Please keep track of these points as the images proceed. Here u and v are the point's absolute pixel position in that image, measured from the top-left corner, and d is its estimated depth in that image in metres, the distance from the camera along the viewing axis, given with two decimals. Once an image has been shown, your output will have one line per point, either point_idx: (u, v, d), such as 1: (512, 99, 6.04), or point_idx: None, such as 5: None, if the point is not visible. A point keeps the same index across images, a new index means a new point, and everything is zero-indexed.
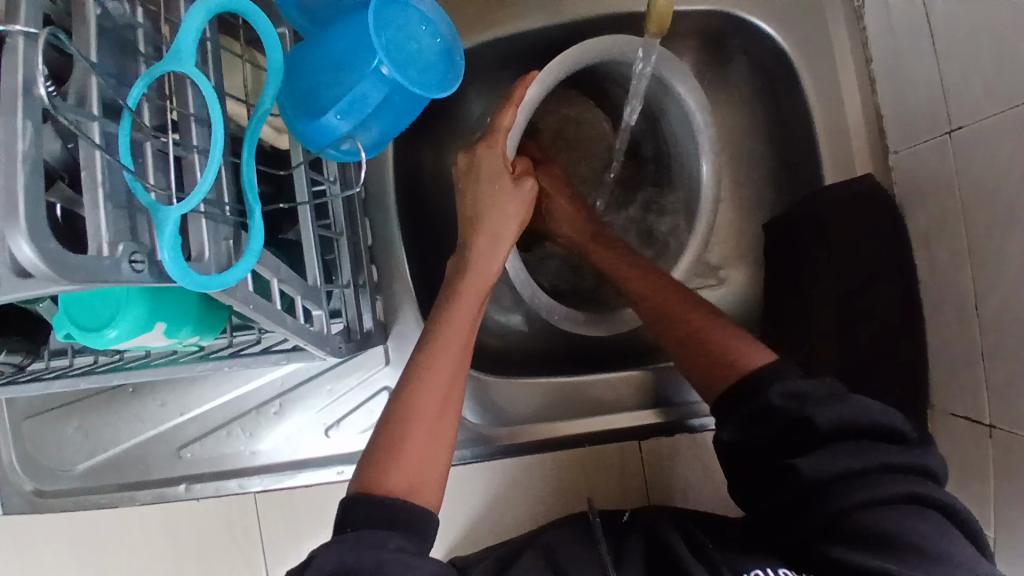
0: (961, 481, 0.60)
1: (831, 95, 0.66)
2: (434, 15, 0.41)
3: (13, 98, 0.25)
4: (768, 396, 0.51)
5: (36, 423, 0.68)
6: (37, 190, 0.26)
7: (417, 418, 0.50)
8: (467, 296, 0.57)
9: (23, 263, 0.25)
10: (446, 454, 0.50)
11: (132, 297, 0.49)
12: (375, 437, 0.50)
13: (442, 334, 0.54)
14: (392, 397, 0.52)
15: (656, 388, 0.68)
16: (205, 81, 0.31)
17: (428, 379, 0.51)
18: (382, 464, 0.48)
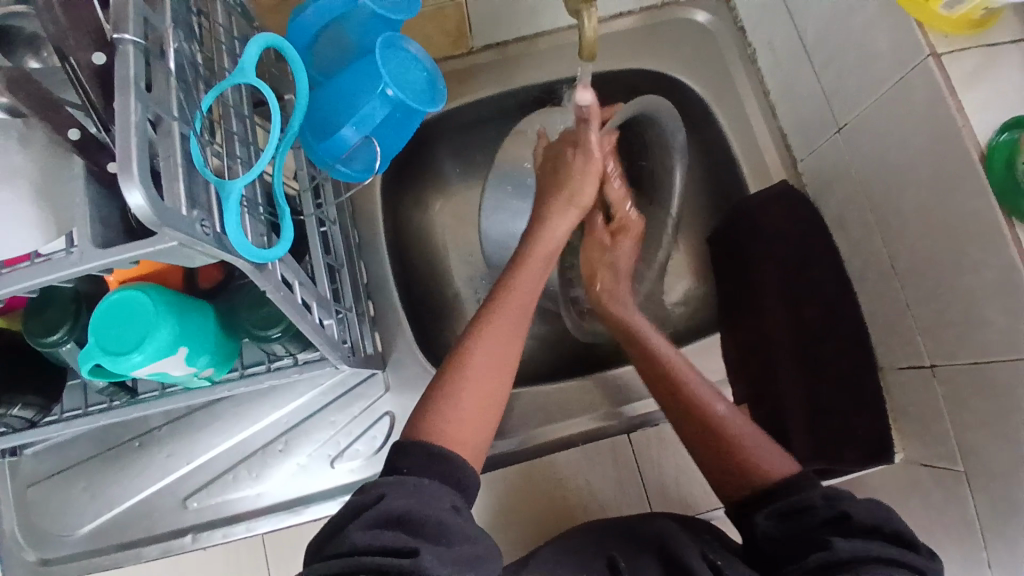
0: (921, 432, 0.64)
1: (740, 121, 0.80)
2: (420, 54, 0.50)
3: (126, 87, 0.33)
4: (811, 495, 0.51)
5: (38, 489, 0.70)
6: (143, 153, 0.33)
7: (469, 382, 0.53)
8: (532, 262, 0.63)
9: (134, 209, 0.32)
10: (490, 425, 0.53)
11: (161, 323, 0.52)
12: (428, 397, 0.54)
13: (506, 314, 0.58)
14: (448, 357, 0.56)
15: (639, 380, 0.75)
16: (267, 86, 0.38)
17: (487, 336, 0.56)
18: (431, 415, 0.51)
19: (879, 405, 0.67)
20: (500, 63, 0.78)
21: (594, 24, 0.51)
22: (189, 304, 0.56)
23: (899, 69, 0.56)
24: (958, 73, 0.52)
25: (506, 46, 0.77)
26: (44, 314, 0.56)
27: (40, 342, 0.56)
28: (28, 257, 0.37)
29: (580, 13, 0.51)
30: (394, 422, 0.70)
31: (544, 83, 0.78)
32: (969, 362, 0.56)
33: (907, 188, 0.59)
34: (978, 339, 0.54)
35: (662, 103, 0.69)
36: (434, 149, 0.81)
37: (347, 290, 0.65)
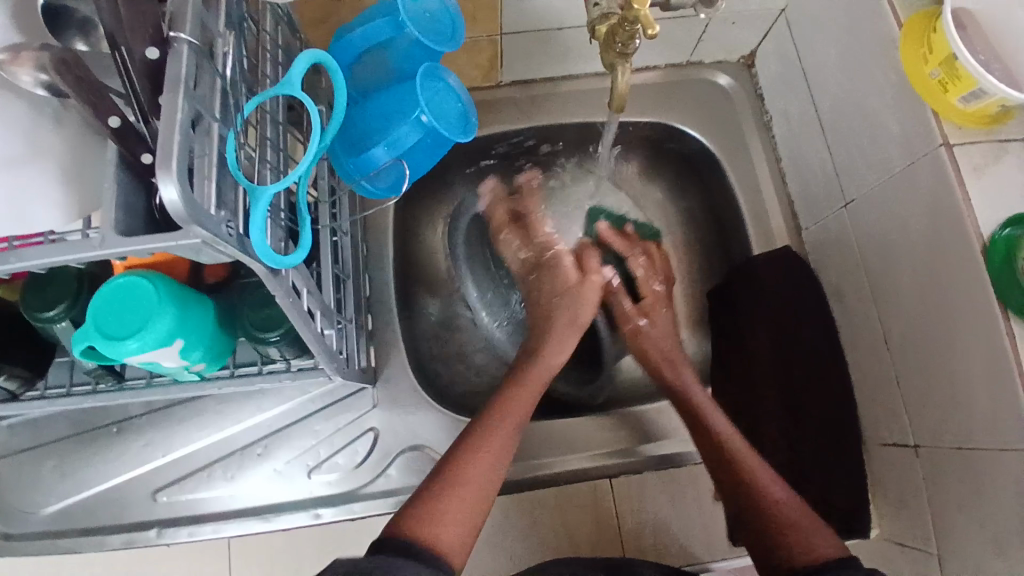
0: (900, 509, 0.64)
1: (751, 184, 0.80)
2: (459, 87, 0.51)
3: (176, 84, 0.34)
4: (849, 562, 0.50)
5: (7, 462, 0.69)
6: (183, 151, 0.33)
7: (465, 484, 0.54)
8: (533, 385, 0.64)
9: (166, 203, 0.32)
10: (479, 528, 0.54)
11: (161, 313, 0.52)
12: (416, 496, 0.54)
13: (502, 421, 0.59)
14: (443, 459, 0.57)
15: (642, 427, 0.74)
16: (315, 106, 0.39)
17: (483, 446, 0.57)
18: (424, 513, 0.52)
19: (862, 481, 0.67)
20: (524, 101, 0.79)
21: (626, 78, 0.54)
22: (191, 298, 0.56)
23: (912, 154, 0.58)
24: (967, 164, 0.54)
25: (533, 85, 0.79)
26: (45, 291, 0.56)
27: (37, 318, 0.56)
28: (40, 235, 0.37)
29: (613, 68, 0.53)
30: (377, 438, 0.69)
31: (565, 124, 0.79)
32: (954, 446, 0.56)
33: (909, 269, 0.60)
34: (964, 424, 0.55)
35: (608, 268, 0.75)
36: (449, 173, 0.82)
37: (349, 300, 0.65)
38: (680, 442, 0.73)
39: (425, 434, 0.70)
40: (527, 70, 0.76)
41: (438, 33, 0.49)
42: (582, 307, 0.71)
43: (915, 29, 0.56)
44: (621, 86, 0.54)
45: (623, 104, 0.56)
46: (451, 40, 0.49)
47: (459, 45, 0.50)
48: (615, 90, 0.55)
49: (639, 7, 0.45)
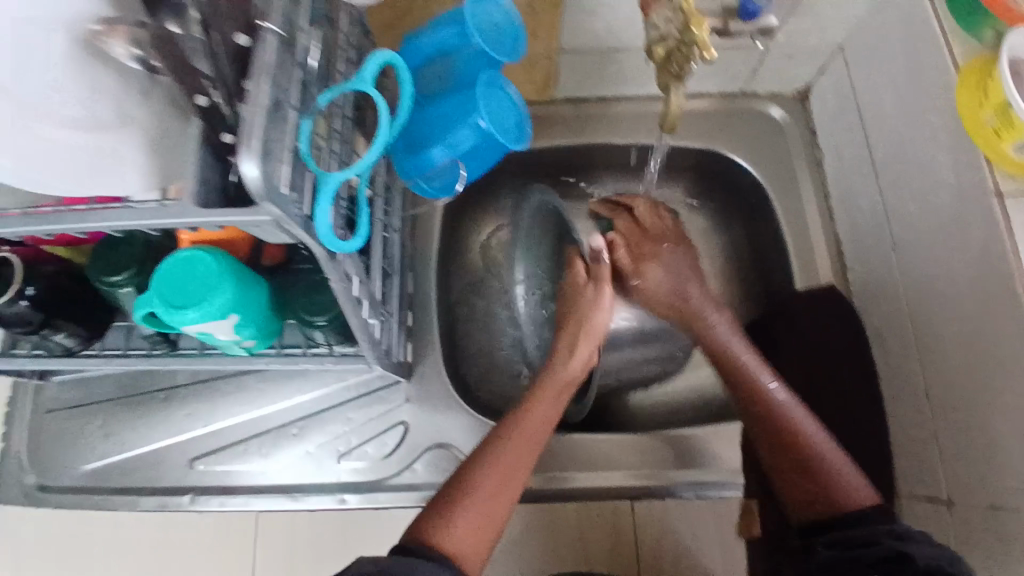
0: None
1: (798, 219, 0.80)
2: (518, 97, 0.53)
3: (262, 71, 0.37)
4: (875, 531, 0.50)
5: (58, 416, 0.74)
6: (266, 134, 0.36)
7: (476, 498, 0.55)
8: (549, 392, 0.63)
9: (247, 179, 0.35)
10: (495, 535, 0.55)
11: (222, 288, 0.56)
12: (432, 505, 0.56)
13: (519, 430, 0.60)
14: (459, 468, 0.58)
15: (675, 454, 0.70)
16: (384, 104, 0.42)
17: (498, 457, 0.58)
18: (440, 522, 0.53)
19: None
20: (577, 119, 0.81)
21: (680, 100, 0.55)
22: (247, 276, 0.59)
23: (965, 202, 0.57)
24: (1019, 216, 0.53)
25: (586, 103, 0.81)
26: (115, 256, 0.60)
27: (103, 281, 0.60)
28: (120, 200, 0.41)
29: (668, 89, 0.54)
30: (407, 432, 0.71)
31: (615, 143, 0.81)
32: (986, 504, 0.55)
33: (954, 318, 0.59)
34: (999, 482, 0.54)
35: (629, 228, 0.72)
36: (498, 183, 0.84)
37: (394, 294, 0.68)
38: (712, 473, 0.69)
39: (451, 433, 0.71)
40: (583, 88, 0.79)
41: (502, 44, 0.51)
42: (592, 322, 0.65)
43: (968, 78, 0.56)
44: (673, 109, 0.55)
45: (675, 127, 0.58)
46: (512, 52, 0.51)
47: (519, 58, 0.52)
48: (666, 114, 0.56)
49: (697, 31, 0.46)
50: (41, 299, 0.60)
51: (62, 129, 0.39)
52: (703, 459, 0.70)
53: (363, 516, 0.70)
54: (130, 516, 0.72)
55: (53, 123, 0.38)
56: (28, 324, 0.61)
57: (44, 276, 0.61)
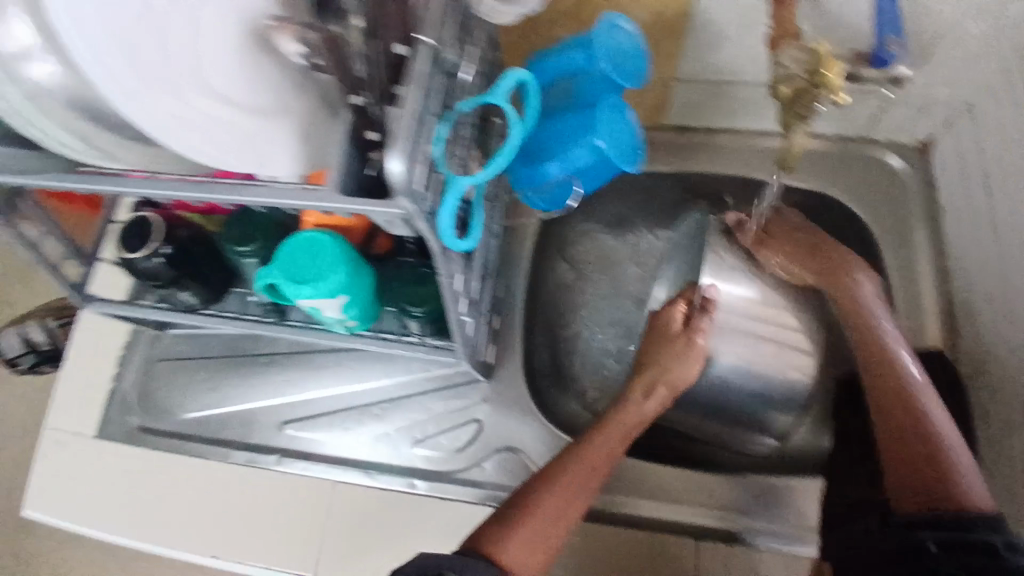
0: None
1: (908, 272, 0.74)
2: (637, 123, 0.54)
3: (414, 78, 0.41)
4: (992, 538, 0.50)
5: (169, 365, 0.81)
6: (411, 137, 0.40)
7: (533, 519, 0.57)
8: (614, 429, 0.65)
9: (391, 175, 0.39)
10: (548, 558, 0.57)
11: (337, 270, 0.60)
12: (491, 519, 0.59)
13: (581, 461, 0.62)
14: (520, 488, 0.61)
15: (745, 496, 0.69)
16: (515, 118, 0.46)
17: (558, 484, 0.60)
18: (496, 537, 0.56)
19: None
20: (685, 145, 0.80)
21: (803, 140, 0.54)
22: (359, 261, 0.64)
23: None
24: None
25: (693, 132, 0.80)
26: (247, 228, 0.66)
27: (234, 250, 0.66)
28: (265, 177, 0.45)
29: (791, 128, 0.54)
30: (480, 430, 0.74)
31: (719, 175, 0.79)
32: None
33: None
34: None
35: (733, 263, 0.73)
36: (597, 201, 0.85)
37: (487, 296, 0.71)
38: (786, 523, 0.67)
39: (523, 439, 0.73)
40: (696, 116, 0.78)
41: (627, 69, 0.52)
42: (680, 373, 0.69)
43: None
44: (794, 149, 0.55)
45: (795, 166, 0.57)
46: (635, 75, 0.52)
47: (642, 82, 0.53)
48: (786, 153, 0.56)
49: (826, 71, 0.47)
50: (174, 257, 0.66)
51: (229, 108, 0.41)
52: (775, 506, 0.68)
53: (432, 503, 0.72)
54: (210, 469, 0.76)
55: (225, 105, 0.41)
56: (161, 278, 0.66)
57: (179, 238, 0.66)
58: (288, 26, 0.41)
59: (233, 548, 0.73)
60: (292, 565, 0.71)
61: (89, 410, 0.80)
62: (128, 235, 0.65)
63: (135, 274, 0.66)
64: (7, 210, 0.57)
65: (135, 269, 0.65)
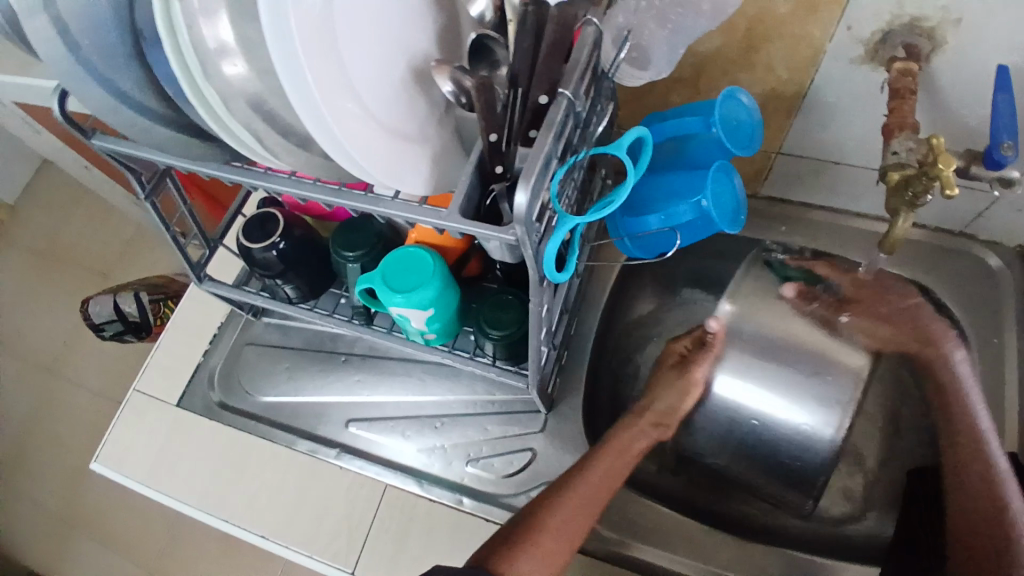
0: None
1: (993, 376, 0.72)
2: (741, 188, 0.56)
3: (551, 124, 0.44)
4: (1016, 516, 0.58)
5: (255, 350, 0.87)
6: (536, 174, 0.43)
7: (539, 535, 0.57)
8: (609, 454, 0.66)
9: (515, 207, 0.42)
10: (562, 568, 0.57)
11: (431, 285, 0.64)
12: (496, 538, 0.58)
13: (586, 482, 0.62)
14: (524, 510, 0.61)
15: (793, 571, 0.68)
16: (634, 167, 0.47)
17: (561, 503, 0.60)
18: (503, 553, 0.55)
19: None
20: (775, 217, 0.82)
21: (908, 225, 0.57)
22: (450, 283, 0.68)
23: None
24: None
25: (787, 204, 0.82)
26: (357, 237, 0.72)
27: (338, 253, 0.71)
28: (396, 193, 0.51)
29: (897, 213, 0.57)
30: (533, 459, 0.75)
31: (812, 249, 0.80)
32: None
33: None
34: None
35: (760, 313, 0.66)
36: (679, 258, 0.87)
37: (561, 330, 0.73)
38: None
39: None
40: (791, 189, 0.80)
41: (739, 138, 0.55)
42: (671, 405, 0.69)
43: None
44: (896, 233, 0.58)
45: (897, 249, 0.60)
46: (747, 144, 0.56)
47: (751, 151, 0.57)
48: (888, 236, 0.59)
49: (943, 167, 0.49)
50: (286, 252, 0.72)
51: (384, 128, 0.47)
52: None
53: (472, 523, 0.73)
54: (272, 454, 0.80)
55: (384, 128, 0.47)
56: (271, 270, 0.72)
57: (294, 236, 0.73)
58: (444, 66, 0.48)
59: (281, 532, 0.76)
60: (336, 557, 0.74)
61: (177, 379, 0.87)
62: (252, 226, 0.72)
63: (249, 262, 0.72)
64: (151, 185, 0.66)
65: (251, 258, 0.72)
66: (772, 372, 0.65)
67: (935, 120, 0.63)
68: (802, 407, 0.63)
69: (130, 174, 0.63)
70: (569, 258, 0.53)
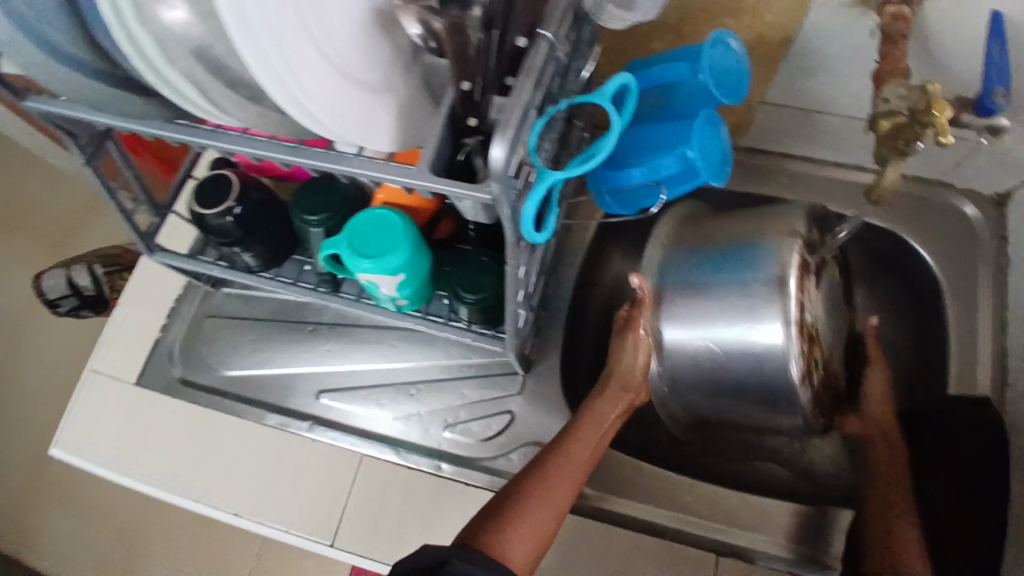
0: None
1: (966, 325, 0.72)
2: (727, 139, 0.53)
3: (531, 71, 0.42)
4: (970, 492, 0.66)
5: (215, 321, 0.83)
6: (514, 126, 0.40)
7: (529, 511, 0.57)
8: (592, 422, 0.65)
9: (492, 162, 0.39)
10: (549, 540, 0.58)
11: (400, 249, 0.61)
12: (485, 513, 0.58)
13: (570, 453, 0.62)
14: (511, 482, 0.61)
15: (765, 517, 0.69)
16: (617, 117, 0.44)
17: (550, 476, 0.60)
18: (493, 530, 0.55)
19: None
20: (753, 168, 0.80)
21: (896, 175, 0.56)
22: (421, 245, 0.64)
23: None
24: None
25: (765, 155, 0.80)
26: (318, 199, 0.67)
27: (300, 216, 0.67)
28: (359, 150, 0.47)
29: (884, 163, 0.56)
30: (512, 422, 0.74)
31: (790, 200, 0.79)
32: None
33: None
34: None
35: (671, 264, 0.66)
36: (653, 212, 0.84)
37: (537, 291, 0.71)
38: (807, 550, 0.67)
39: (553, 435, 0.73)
40: (770, 139, 0.78)
41: (727, 86, 0.53)
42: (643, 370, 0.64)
43: None
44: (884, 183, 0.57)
45: (883, 199, 0.59)
46: (734, 92, 0.53)
47: (738, 100, 0.54)
48: (875, 187, 0.58)
49: (938, 114, 0.48)
50: (243, 217, 0.67)
51: (344, 77, 0.42)
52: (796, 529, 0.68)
53: (451, 488, 0.72)
54: (240, 428, 0.77)
55: (344, 78, 0.42)
56: (226, 237, 0.67)
57: (251, 199, 0.68)
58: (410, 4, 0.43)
59: (254, 506, 0.73)
60: (314, 530, 0.72)
61: (134, 355, 0.82)
62: (204, 189, 0.67)
63: (202, 229, 0.67)
64: (92, 149, 0.60)
65: (204, 225, 0.67)
66: (709, 316, 0.61)
67: (923, 67, 0.60)
68: (750, 325, 0.59)
69: (69, 138, 0.57)
70: (550, 215, 0.50)
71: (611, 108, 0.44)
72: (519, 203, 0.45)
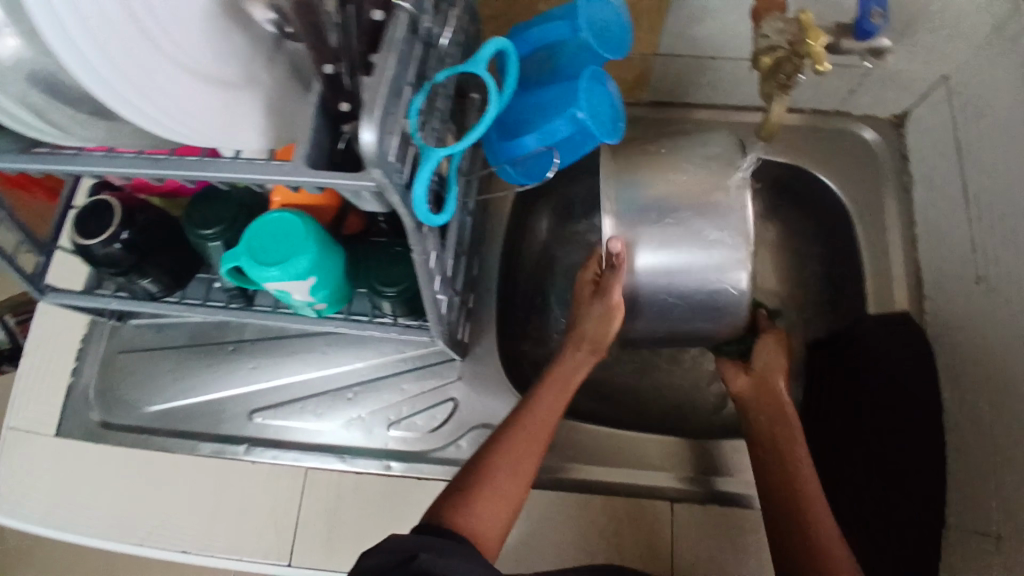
0: None
1: (878, 244, 0.75)
2: (616, 94, 0.53)
3: (394, 45, 0.39)
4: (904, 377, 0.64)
5: (131, 356, 0.78)
6: (382, 106, 0.37)
7: (490, 483, 0.57)
8: (553, 385, 0.64)
9: (363, 146, 0.37)
10: (516, 510, 0.57)
11: (304, 251, 0.58)
12: (450, 488, 0.57)
13: (531, 418, 0.61)
14: (473, 456, 0.60)
15: (713, 459, 0.70)
16: (495, 84, 0.42)
17: (509, 444, 0.59)
18: (456, 507, 0.55)
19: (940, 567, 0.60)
20: (659, 121, 0.80)
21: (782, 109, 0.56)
22: (329, 243, 0.61)
23: None
24: None
25: (669, 107, 0.80)
26: (212, 211, 0.63)
27: (195, 232, 0.63)
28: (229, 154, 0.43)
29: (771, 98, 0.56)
30: (457, 409, 0.73)
31: None
32: None
33: None
34: None
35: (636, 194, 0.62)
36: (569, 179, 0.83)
37: (460, 273, 0.69)
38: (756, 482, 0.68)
39: (498, 415, 0.72)
40: (671, 90, 0.78)
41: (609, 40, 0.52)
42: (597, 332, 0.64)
43: None
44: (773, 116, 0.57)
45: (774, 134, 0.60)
46: (618, 45, 0.52)
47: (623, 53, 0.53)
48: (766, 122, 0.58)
49: (812, 42, 0.48)
50: (134, 242, 0.63)
51: (195, 76, 0.39)
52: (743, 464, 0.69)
53: (401, 485, 0.70)
54: (170, 460, 0.73)
55: (195, 77, 0.39)
56: (118, 265, 0.63)
57: (140, 222, 0.64)
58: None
59: (197, 539, 0.70)
60: (267, 553, 0.68)
61: (47, 405, 0.76)
62: (86, 218, 0.62)
63: (90, 261, 0.62)
64: None
65: (90, 256, 0.62)
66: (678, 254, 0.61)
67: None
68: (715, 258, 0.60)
69: None
70: (449, 195, 0.48)
71: (488, 75, 0.42)
72: (406, 182, 0.43)
